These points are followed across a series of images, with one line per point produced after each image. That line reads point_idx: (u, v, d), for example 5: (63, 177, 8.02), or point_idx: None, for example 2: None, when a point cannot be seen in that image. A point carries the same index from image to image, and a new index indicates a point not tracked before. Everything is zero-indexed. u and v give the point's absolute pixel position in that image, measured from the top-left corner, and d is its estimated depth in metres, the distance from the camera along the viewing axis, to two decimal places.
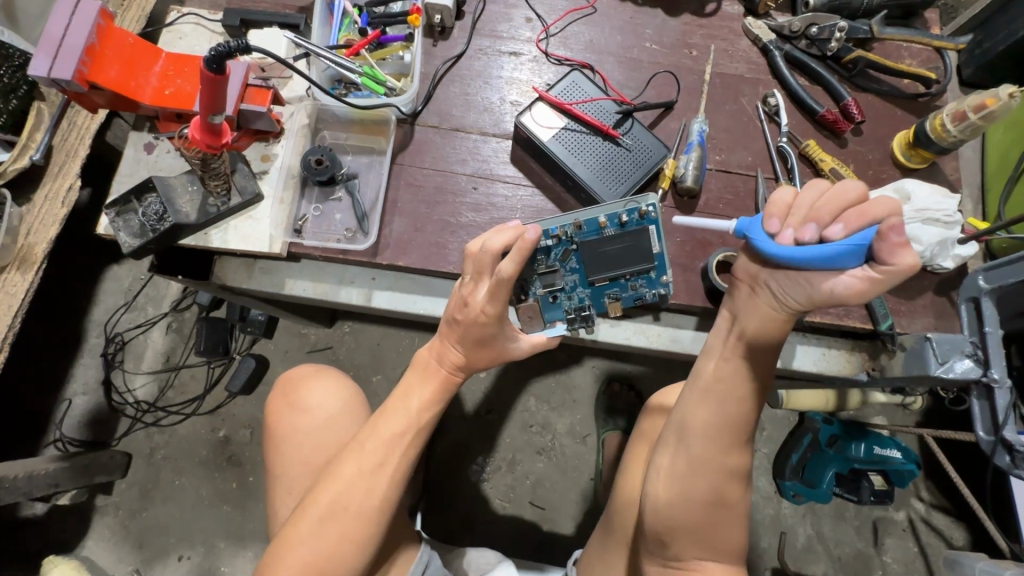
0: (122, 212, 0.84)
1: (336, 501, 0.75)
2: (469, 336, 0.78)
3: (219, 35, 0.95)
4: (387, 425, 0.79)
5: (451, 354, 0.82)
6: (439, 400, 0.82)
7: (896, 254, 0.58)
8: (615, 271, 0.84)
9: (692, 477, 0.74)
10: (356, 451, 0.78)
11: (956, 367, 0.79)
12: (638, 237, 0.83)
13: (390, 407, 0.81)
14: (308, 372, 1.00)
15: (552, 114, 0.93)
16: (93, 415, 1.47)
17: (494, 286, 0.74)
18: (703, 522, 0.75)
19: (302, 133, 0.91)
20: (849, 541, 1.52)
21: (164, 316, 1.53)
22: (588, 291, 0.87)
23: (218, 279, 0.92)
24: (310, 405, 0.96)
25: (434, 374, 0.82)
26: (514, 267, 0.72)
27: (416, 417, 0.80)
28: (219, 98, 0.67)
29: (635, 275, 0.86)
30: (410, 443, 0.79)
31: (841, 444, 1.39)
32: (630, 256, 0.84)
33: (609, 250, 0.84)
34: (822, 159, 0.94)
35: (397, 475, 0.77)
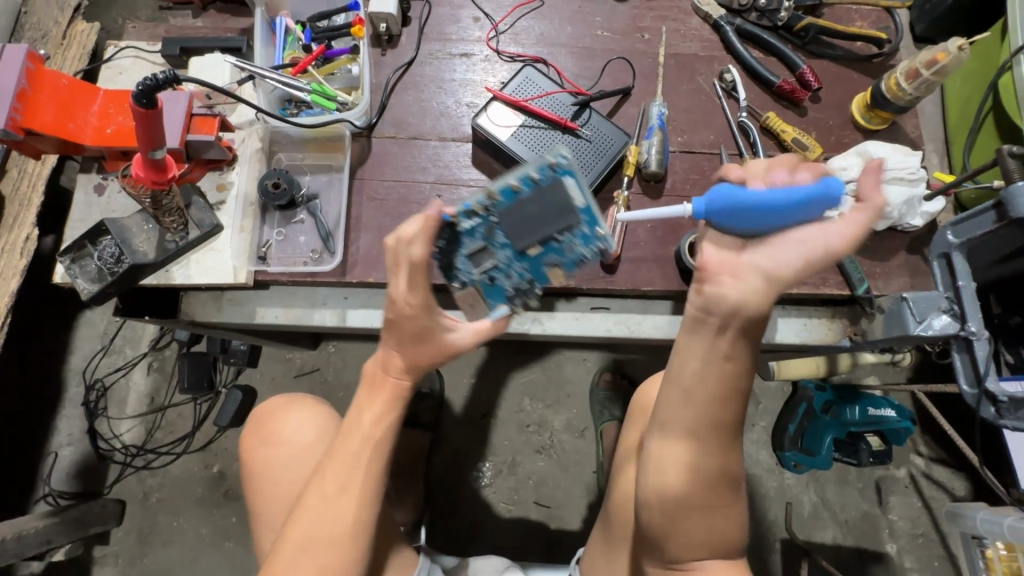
0: (77, 259, 0.81)
1: (307, 534, 0.74)
2: (409, 334, 0.72)
3: (160, 65, 0.92)
4: (345, 448, 0.76)
5: (394, 359, 0.76)
6: (394, 408, 0.77)
7: (871, 190, 0.59)
8: (540, 235, 0.71)
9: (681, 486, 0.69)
10: (321, 481, 0.76)
11: (934, 324, 0.79)
12: (553, 198, 0.68)
13: (346, 427, 0.78)
14: (279, 405, 0.98)
15: (508, 112, 0.92)
16: (81, 466, 1.43)
17: (410, 275, 0.68)
18: (699, 527, 0.71)
19: (256, 158, 0.89)
20: (854, 503, 1.53)
21: (144, 357, 1.50)
22: (524, 264, 0.76)
23: (187, 315, 0.89)
24: (284, 437, 0.94)
25: (383, 390, 0.77)
26: (423, 249, 0.68)
27: (370, 432, 0.76)
28: (157, 134, 0.66)
29: (569, 234, 0.72)
30: (372, 461, 0.76)
31: (835, 409, 1.40)
32: (553, 218, 0.69)
33: (529, 216, 0.70)
34: (783, 129, 0.94)
35: (365, 494, 0.75)
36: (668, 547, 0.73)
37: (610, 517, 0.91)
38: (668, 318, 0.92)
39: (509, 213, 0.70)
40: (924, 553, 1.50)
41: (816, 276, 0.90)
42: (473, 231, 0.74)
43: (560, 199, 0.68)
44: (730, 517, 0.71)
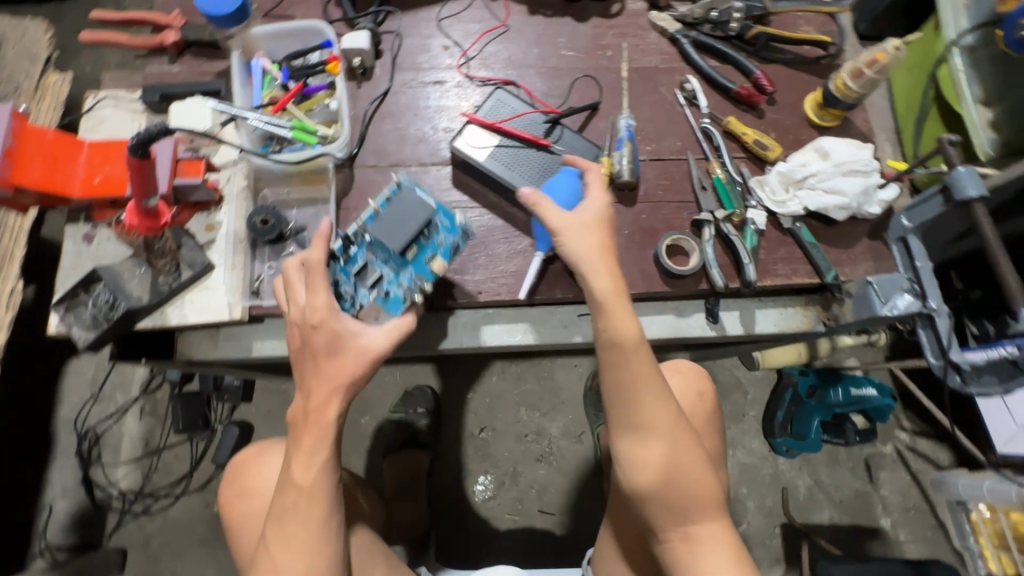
0: (71, 308, 0.82)
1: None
2: (322, 349, 0.72)
3: (140, 113, 0.94)
4: (280, 500, 0.72)
5: (316, 394, 0.72)
6: (322, 455, 0.72)
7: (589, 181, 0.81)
8: (407, 234, 0.77)
9: (656, 467, 0.74)
10: (266, 538, 0.72)
11: (898, 303, 0.85)
12: (410, 202, 0.78)
13: (281, 482, 0.73)
14: (250, 455, 0.98)
15: (484, 134, 0.95)
16: (77, 518, 1.41)
17: (313, 277, 0.73)
18: (686, 500, 0.74)
19: (242, 196, 0.91)
20: (846, 482, 1.58)
21: (136, 401, 1.49)
22: (408, 269, 0.79)
23: (185, 355, 0.90)
24: (255, 488, 0.94)
25: (307, 432, 0.72)
26: (321, 252, 0.74)
27: (302, 486, 0.72)
28: (150, 182, 0.68)
29: (432, 230, 0.80)
30: (310, 511, 0.71)
31: (820, 392, 1.46)
32: (413, 214, 0.78)
33: (393, 220, 0.77)
34: (744, 132, 1.00)
35: (310, 551, 0.71)
36: (664, 532, 0.76)
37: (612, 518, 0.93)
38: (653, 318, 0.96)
39: (375, 223, 0.78)
40: (916, 525, 1.55)
41: (787, 267, 0.96)
42: (356, 256, 0.80)
43: (410, 198, 0.78)
44: (701, 475, 0.75)
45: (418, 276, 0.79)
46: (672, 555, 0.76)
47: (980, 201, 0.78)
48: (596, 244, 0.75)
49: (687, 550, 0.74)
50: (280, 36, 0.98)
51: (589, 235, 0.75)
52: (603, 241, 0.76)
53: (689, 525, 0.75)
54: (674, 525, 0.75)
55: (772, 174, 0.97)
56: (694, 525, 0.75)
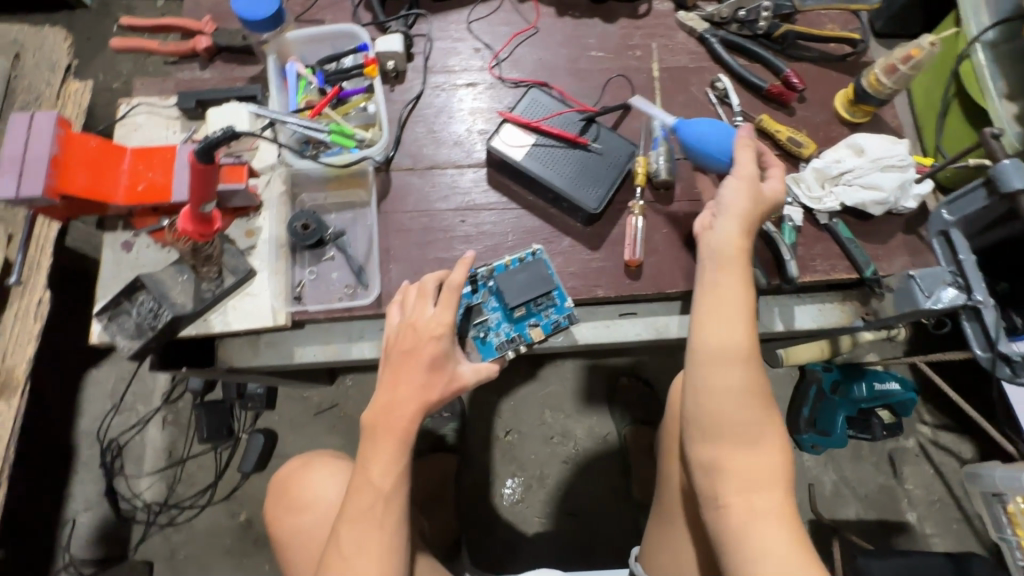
0: (114, 316, 0.81)
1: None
2: (425, 363, 0.75)
3: (174, 119, 0.94)
4: (354, 504, 0.73)
5: (405, 387, 0.74)
6: (403, 460, 0.74)
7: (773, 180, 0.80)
8: (526, 298, 0.85)
9: (729, 429, 0.70)
10: (336, 545, 0.73)
11: (943, 296, 0.85)
12: (539, 271, 0.87)
13: (356, 483, 0.74)
14: (297, 466, 0.98)
15: (521, 132, 0.94)
16: (100, 531, 1.39)
17: (445, 295, 0.76)
18: (755, 464, 0.69)
19: (281, 201, 0.90)
20: (871, 477, 1.59)
21: (158, 411, 1.47)
22: (511, 325, 0.90)
23: (224, 363, 0.89)
24: (308, 500, 0.93)
25: (386, 434, 0.74)
26: (462, 274, 0.76)
27: (382, 490, 0.73)
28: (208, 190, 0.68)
29: (544, 302, 0.89)
30: (384, 516, 0.73)
31: (844, 388, 1.46)
32: (534, 284, 0.86)
33: (520, 281, 0.86)
34: (777, 130, 1.01)
35: (386, 553, 0.72)
36: (722, 496, 0.68)
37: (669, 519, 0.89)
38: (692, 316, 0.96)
39: (503, 276, 0.87)
40: (942, 518, 1.56)
41: (825, 263, 0.96)
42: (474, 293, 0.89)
43: (539, 269, 0.87)
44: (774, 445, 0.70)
45: (517, 336, 0.88)
46: (724, 530, 0.68)
47: None
48: (746, 215, 0.76)
49: (744, 523, 0.66)
50: (315, 39, 0.98)
51: (748, 198, 0.76)
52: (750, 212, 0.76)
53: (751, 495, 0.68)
54: (733, 494, 0.68)
55: (808, 171, 0.98)
56: (759, 498, 0.67)
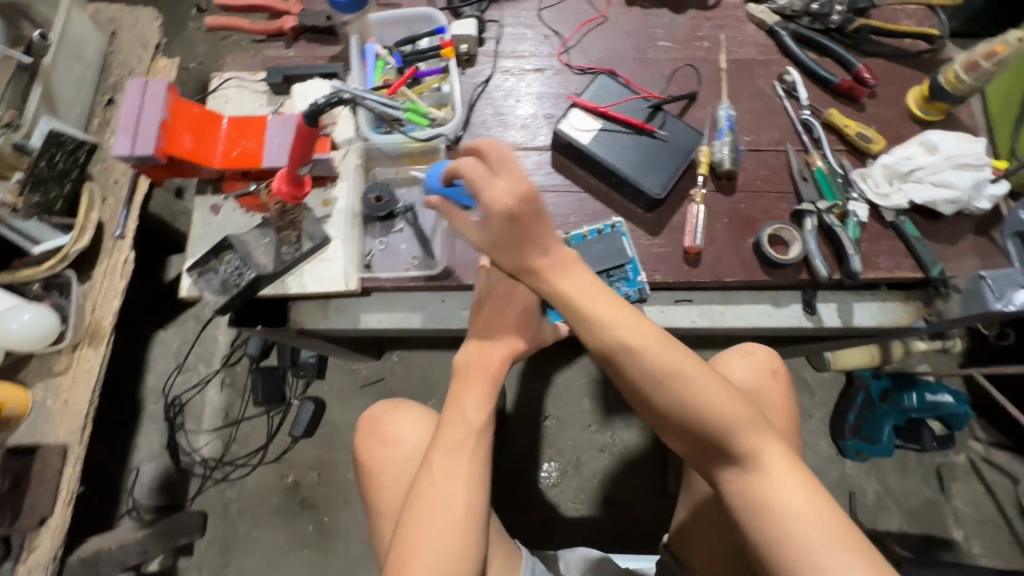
0: (203, 272, 0.87)
1: (426, 520, 0.72)
2: (514, 313, 0.83)
3: (262, 93, 1.00)
4: (447, 434, 0.77)
5: (501, 337, 0.83)
6: (493, 394, 0.81)
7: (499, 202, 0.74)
8: (598, 267, 0.90)
9: (687, 413, 0.69)
10: (429, 472, 0.75)
11: (1014, 298, 0.83)
12: (615, 245, 0.92)
13: (447, 416, 0.79)
14: (387, 405, 0.89)
15: (588, 117, 0.96)
16: (161, 481, 1.48)
17: None
18: (730, 432, 0.68)
19: (357, 175, 0.95)
20: (916, 491, 1.55)
21: (217, 373, 1.56)
22: None
23: (296, 324, 0.95)
24: (397, 437, 0.85)
25: (478, 377, 0.80)
26: None
27: (474, 421, 0.78)
28: (305, 150, 0.80)
29: (615, 274, 0.92)
30: (477, 447, 0.77)
31: (892, 396, 1.46)
32: (607, 255, 0.92)
33: (594, 250, 0.92)
34: (845, 125, 1.00)
35: (476, 480, 0.75)
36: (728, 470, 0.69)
37: None
38: (751, 305, 0.97)
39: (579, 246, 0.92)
40: (991, 538, 1.51)
41: (890, 261, 0.95)
42: None
43: (614, 241, 0.92)
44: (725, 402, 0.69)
45: None
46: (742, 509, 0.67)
47: None
48: (506, 218, 0.74)
49: (759, 496, 0.66)
50: (395, 22, 1.02)
51: (495, 198, 0.73)
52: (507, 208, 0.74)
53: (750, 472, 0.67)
54: (736, 481, 0.68)
55: (877, 167, 0.96)
56: (759, 478, 0.66)
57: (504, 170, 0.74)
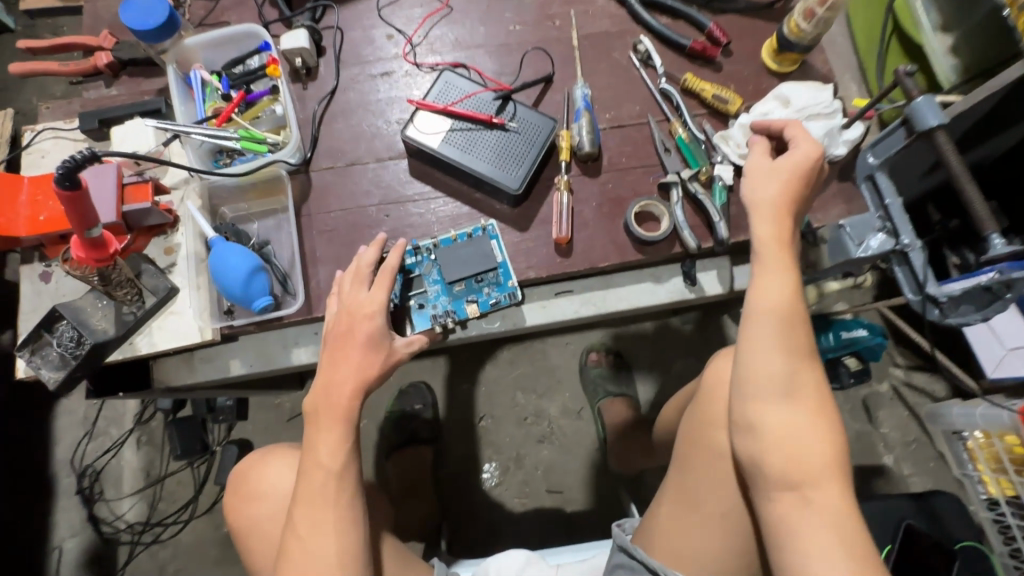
0: (36, 350, 0.80)
1: (297, 572, 0.73)
2: (361, 340, 0.79)
3: (82, 142, 0.92)
4: (306, 484, 0.76)
5: (342, 380, 0.78)
6: (348, 435, 0.77)
7: (797, 144, 0.75)
8: (466, 273, 0.89)
9: (780, 425, 0.67)
10: (294, 528, 0.75)
11: (871, 243, 0.84)
12: (483, 248, 0.90)
13: (305, 466, 0.77)
14: (256, 458, 0.90)
15: (436, 119, 0.92)
16: (88, 555, 1.40)
17: (381, 276, 0.82)
18: (807, 457, 0.65)
19: (199, 215, 0.89)
20: (846, 426, 1.60)
21: (131, 433, 1.48)
22: (449, 299, 0.91)
23: (161, 383, 0.89)
24: (264, 490, 0.86)
25: (329, 419, 0.77)
26: (397, 257, 0.83)
27: (332, 466, 0.76)
28: (89, 212, 0.65)
29: (484, 279, 0.90)
30: (338, 491, 0.76)
31: (811, 339, 1.45)
32: (474, 260, 0.89)
33: (463, 254, 0.90)
34: (703, 87, 0.98)
35: (342, 523, 0.75)
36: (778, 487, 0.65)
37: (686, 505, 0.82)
38: (632, 287, 0.96)
39: (448, 251, 0.90)
40: (919, 458, 1.57)
41: None
42: (418, 264, 0.91)
43: (483, 246, 0.90)
44: (830, 435, 0.66)
45: (451, 311, 0.90)
46: (777, 522, 0.65)
47: (943, 129, 0.76)
48: (786, 200, 0.73)
49: (795, 517, 0.63)
50: (215, 43, 0.94)
51: (777, 184, 0.73)
52: (795, 193, 0.74)
53: (811, 506, 0.63)
54: (790, 508, 0.64)
55: (735, 128, 0.95)
56: (817, 515, 0.63)
57: (812, 146, 0.74)
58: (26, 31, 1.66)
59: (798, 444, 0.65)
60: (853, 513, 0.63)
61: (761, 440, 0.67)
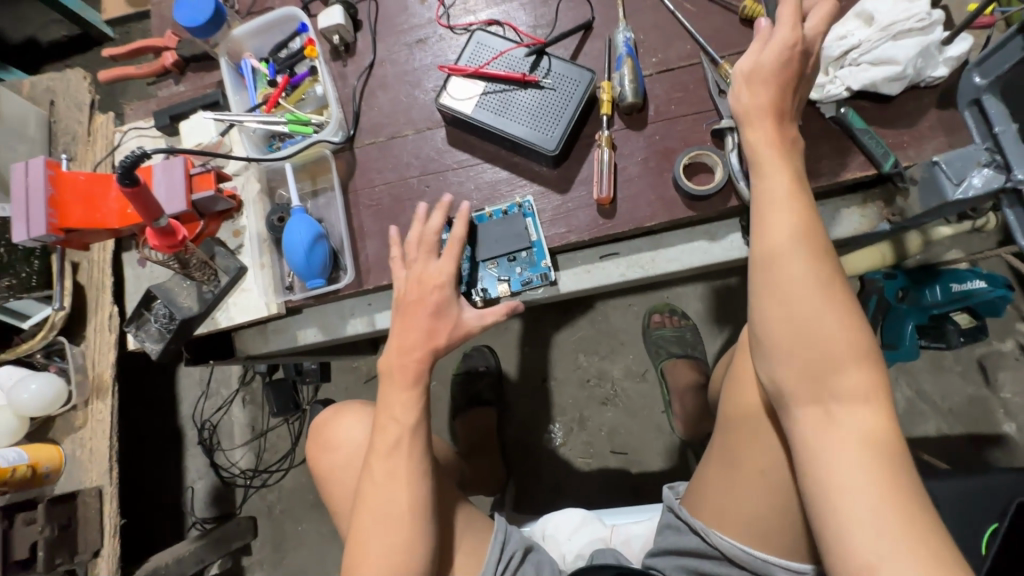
0: (140, 325, 0.93)
1: (372, 519, 0.77)
2: (428, 309, 0.82)
3: (159, 138, 1.02)
4: (381, 438, 0.80)
5: (411, 342, 0.81)
6: (419, 393, 0.81)
7: (776, 28, 0.67)
8: (498, 252, 0.88)
9: (794, 343, 0.63)
10: (370, 475, 0.80)
11: (973, 181, 0.71)
12: (517, 226, 0.88)
13: (380, 421, 0.81)
14: (328, 414, 0.96)
15: (467, 83, 0.90)
16: (213, 495, 1.64)
17: (448, 244, 0.84)
18: (829, 371, 0.62)
19: (258, 199, 0.95)
20: (957, 389, 1.41)
21: (237, 393, 1.69)
22: (482, 276, 0.90)
23: (243, 352, 1.00)
24: (339, 441, 0.92)
25: (403, 378, 0.81)
26: (462, 226, 0.85)
27: (406, 421, 0.80)
28: (151, 203, 0.74)
29: (518, 258, 0.89)
30: (411, 445, 0.79)
31: (912, 294, 1.27)
32: (510, 236, 0.88)
33: (499, 231, 0.89)
34: (766, 14, 0.87)
35: (415, 474, 0.78)
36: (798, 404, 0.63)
37: (733, 456, 0.78)
38: (682, 248, 0.90)
39: (487, 227, 0.90)
40: None
41: (835, 163, 0.83)
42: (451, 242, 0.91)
43: (517, 223, 0.88)
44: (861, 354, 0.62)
45: (483, 288, 0.89)
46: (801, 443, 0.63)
47: None
48: (771, 111, 0.67)
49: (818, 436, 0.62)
50: (259, 31, 0.98)
51: (762, 87, 0.67)
52: (781, 97, 0.67)
53: (837, 424, 0.61)
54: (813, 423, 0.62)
55: None
56: (843, 434, 0.60)
57: (793, 41, 0.66)
58: (122, 38, 1.85)
59: (823, 366, 0.62)
60: (885, 430, 0.60)
61: (777, 363, 0.64)
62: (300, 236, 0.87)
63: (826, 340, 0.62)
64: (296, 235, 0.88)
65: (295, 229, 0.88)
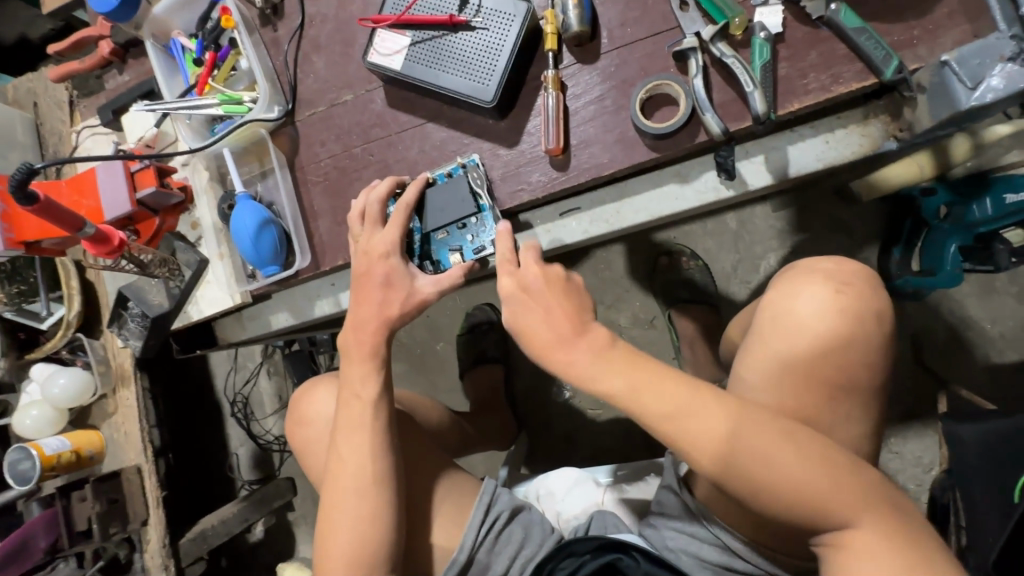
0: (121, 324, 0.98)
1: (340, 493, 0.79)
2: (378, 281, 0.77)
3: (110, 134, 1.02)
4: (346, 414, 0.79)
5: (368, 319, 0.78)
6: (379, 368, 0.79)
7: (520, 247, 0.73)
8: (445, 221, 0.81)
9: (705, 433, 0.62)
10: (337, 450, 0.80)
11: (993, 81, 0.59)
12: (462, 190, 0.80)
13: (343, 397, 0.80)
14: (303, 388, 0.97)
15: (394, 35, 0.81)
16: (255, 459, 1.77)
17: (393, 215, 0.78)
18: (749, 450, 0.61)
19: (208, 187, 0.94)
20: (1011, 313, 1.25)
21: (262, 365, 1.79)
22: (435, 246, 0.83)
23: (224, 339, 1.02)
24: (312, 417, 0.94)
25: (360, 356, 0.79)
26: (413, 193, 0.79)
27: (368, 396, 0.79)
28: (65, 215, 0.76)
29: (469, 225, 0.82)
30: (374, 419, 0.79)
31: (958, 212, 1.08)
32: (453, 202, 0.80)
33: (445, 197, 0.81)
34: None
35: (379, 449, 0.78)
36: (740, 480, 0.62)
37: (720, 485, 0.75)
38: (649, 192, 0.80)
39: (439, 190, 0.81)
40: None
41: (826, 75, 0.69)
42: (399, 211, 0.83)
43: (460, 186, 0.80)
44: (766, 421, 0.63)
45: (434, 258, 0.83)
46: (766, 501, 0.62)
47: None
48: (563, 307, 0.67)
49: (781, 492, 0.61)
50: (182, 3, 0.92)
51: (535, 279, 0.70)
52: (589, 332, 0.66)
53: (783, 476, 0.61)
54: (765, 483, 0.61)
55: None
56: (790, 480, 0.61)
57: (553, 293, 0.67)
58: None
59: (780, 481, 0.60)
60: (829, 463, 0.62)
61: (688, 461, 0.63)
62: (246, 220, 0.85)
63: (767, 457, 0.61)
64: (241, 220, 0.85)
65: (239, 213, 0.85)
